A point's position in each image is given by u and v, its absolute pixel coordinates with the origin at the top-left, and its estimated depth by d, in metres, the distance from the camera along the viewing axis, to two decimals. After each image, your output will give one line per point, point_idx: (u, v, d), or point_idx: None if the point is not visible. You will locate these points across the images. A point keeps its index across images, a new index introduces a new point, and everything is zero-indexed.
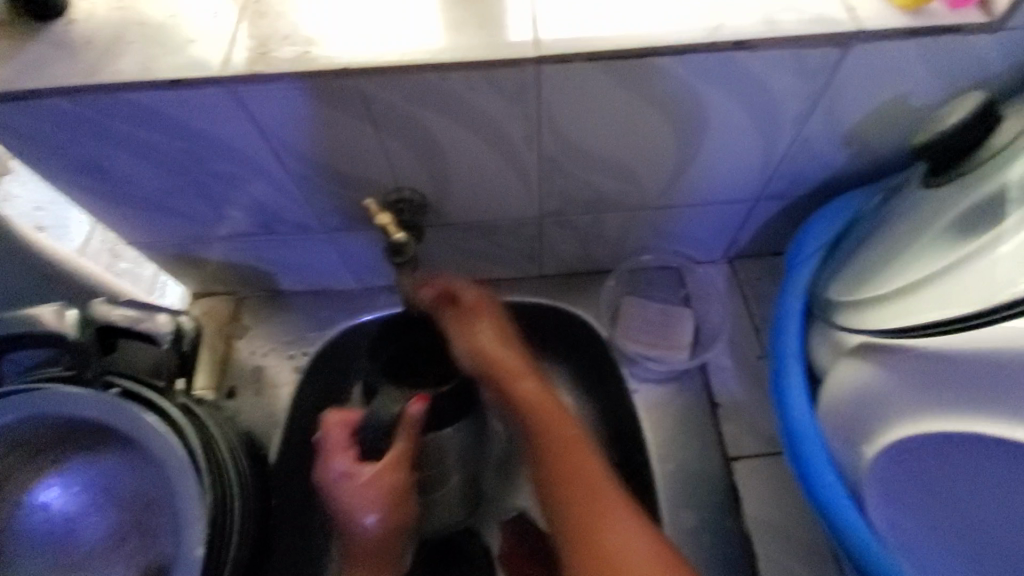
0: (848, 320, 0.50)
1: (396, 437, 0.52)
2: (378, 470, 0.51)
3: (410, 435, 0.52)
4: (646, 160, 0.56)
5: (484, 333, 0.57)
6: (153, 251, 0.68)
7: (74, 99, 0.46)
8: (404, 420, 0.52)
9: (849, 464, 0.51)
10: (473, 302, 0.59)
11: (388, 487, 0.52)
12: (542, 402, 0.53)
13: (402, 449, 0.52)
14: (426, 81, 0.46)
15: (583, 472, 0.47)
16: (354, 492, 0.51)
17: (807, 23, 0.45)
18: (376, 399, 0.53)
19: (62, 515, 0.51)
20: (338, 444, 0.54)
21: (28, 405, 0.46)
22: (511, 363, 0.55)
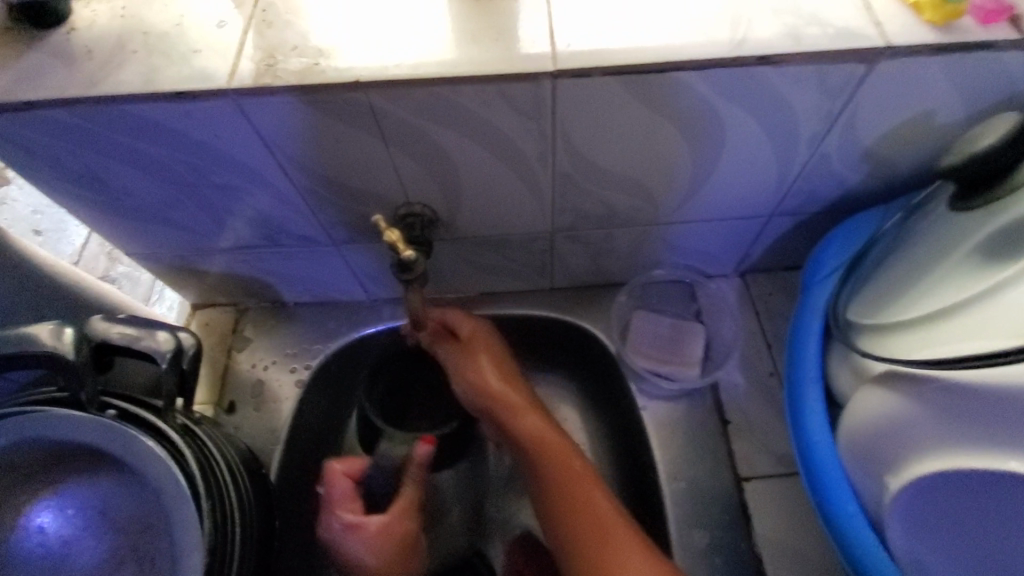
0: (873, 344, 0.49)
1: (405, 485, 0.54)
2: (392, 514, 0.53)
3: (418, 477, 0.54)
4: (662, 176, 0.55)
5: (486, 369, 0.59)
6: (153, 262, 0.66)
7: (72, 109, 0.44)
8: (412, 464, 0.53)
9: (869, 491, 0.50)
10: (467, 338, 0.60)
11: (402, 532, 0.53)
12: (542, 437, 0.56)
13: (411, 492, 0.54)
14: (438, 94, 0.44)
15: (586, 503, 0.52)
16: (370, 537, 0.52)
17: (833, 38, 0.43)
18: (382, 443, 0.55)
19: (56, 539, 0.50)
20: (346, 494, 0.54)
21: (25, 429, 0.45)
22: (508, 400, 0.58)
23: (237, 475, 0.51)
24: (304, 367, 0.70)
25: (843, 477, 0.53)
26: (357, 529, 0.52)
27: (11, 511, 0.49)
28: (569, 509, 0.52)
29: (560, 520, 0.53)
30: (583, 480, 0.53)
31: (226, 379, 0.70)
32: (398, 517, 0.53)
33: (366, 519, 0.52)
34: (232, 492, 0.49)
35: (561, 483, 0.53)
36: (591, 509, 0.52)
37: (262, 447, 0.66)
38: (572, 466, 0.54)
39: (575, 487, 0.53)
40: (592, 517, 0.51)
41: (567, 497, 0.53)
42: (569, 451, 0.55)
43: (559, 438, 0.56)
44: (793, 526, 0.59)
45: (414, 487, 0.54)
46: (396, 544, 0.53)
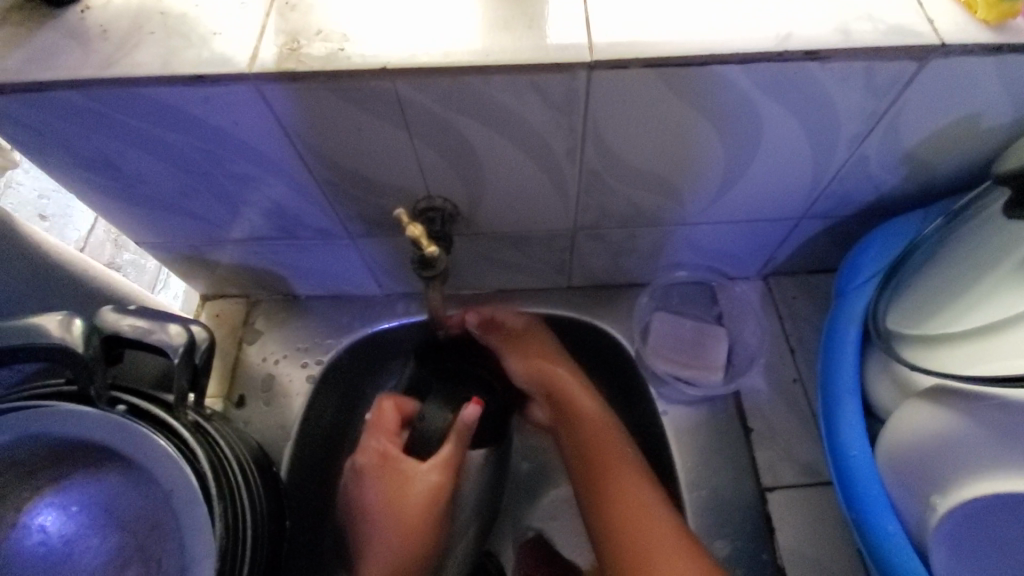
0: (931, 360, 0.48)
1: (445, 442, 0.56)
2: (431, 465, 0.56)
3: (460, 439, 0.55)
4: (693, 176, 0.53)
5: (539, 355, 0.63)
6: (164, 252, 0.64)
7: (86, 91, 0.43)
8: (456, 426, 0.55)
9: (913, 510, 0.49)
10: (523, 329, 0.65)
11: (433, 487, 0.56)
12: (596, 426, 0.60)
13: (450, 450, 0.55)
14: (468, 84, 0.42)
15: (620, 488, 0.56)
16: (407, 483, 0.56)
17: (885, 34, 0.41)
18: (425, 407, 0.56)
19: (59, 538, 0.48)
20: (387, 428, 0.58)
21: (32, 423, 0.43)
22: (564, 381, 0.63)
23: (252, 476, 0.49)
24: (316, 363, 0.69)
25: (881, 493, 0.51)
26: (391, 469, 0.57)
27: (13, 508, 0.47)
28: (603, 491, 0.57)
29: (595, 497, 0.57)
30: (625, 469, 0.57)
31: (236, 372, 0.68)
32: (432, 469, 0.56)
33: (406, 463, 0.57)
34: (246, 493, 0.47)
35: (602, 463, 0.58)
36: (627, 498, 0.55)
37: (272, 441, 0.64)
38: (620, 453, 0.58)
39: (615, 475, 0.57)
40: (631, 498, 0.55)
41: (603, 478, 0.57)
42: (619, 442, 0.59)
43: (613, 431, 0.60)
44: (817, 538, 0.58)
45: (455, 443, 0.55)
46: (422, 498, 0.56)
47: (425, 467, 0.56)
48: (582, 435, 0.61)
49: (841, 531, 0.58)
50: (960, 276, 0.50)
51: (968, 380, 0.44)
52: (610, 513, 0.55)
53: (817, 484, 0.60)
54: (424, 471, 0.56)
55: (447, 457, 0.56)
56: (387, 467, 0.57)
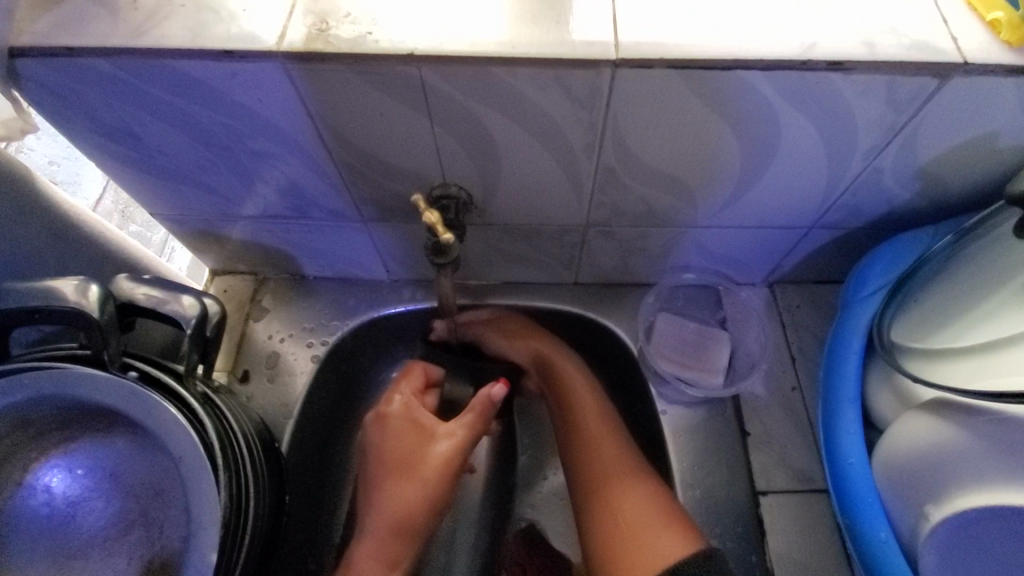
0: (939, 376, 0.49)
1: (467, 411, 0.59)
2: (451, 426, 0.59)
3: (482, 412, 0.59)
4: (708, 179, 0.53)
5: (520, 333, 0.67)
6: (177, 224, 0.65)
7: (115, 60, 0.43)
8: (483, 399, 0.59)
9: (910, 521, 0.50)
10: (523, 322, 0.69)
11: (448, 449, 0.58)
12: (584, 407, 0.62)
13: (471, 419, 0.59)
14: (493, 74, 0.43)
15: (603, 461, 0.58)
16: (423, 442, 0.58)
17: (908, 48, 0.42)
18: (449, 380, 0.65)
19: (63, 500, 0.49)
20: (412, 383, 0.63)
21: (45, 384, 0.44)
22: (556, 356, 0.65)
23: (257, 450, 0.50)
24: (322, 343, 0.69)
25: (876, 501, 0.52)
26: (410, 425, 0.59)
27: (20, 468, 0.48)
28: (586, 467, 0.59)
29: (578, 463, 0.60)
30: (610, 448, 0.59)
31: (242, 347, 0.69)
32: (451, 433, 0.58)
33: (426, 423, 0.59)
34: (251, 467, 0.48)
35: (586, 430, 0.61)
36: (609, 468, 0.57)
37: (275, 418, 0.65)
38: (604, 435, 0.60)
39: (597, 445, 0.59)
40: (611, 469, 0.57)
41: (586, 452, 0.59)
42: (610, 423, 0.61)
43: (597, 408, 0.62)
44: (808, 544, 0.58)
45: (476, 413, 0.59)
46: (440, 463, 0.57)
47: (447, 426, 0.59)
48: (569, 415, 0.63)
49: (830, 539, 0.59)
50: (970, 295, 0.51)
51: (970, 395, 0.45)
52: (596, 488, 0.57)
53: (810, 491, 0.61)
54: (442, 433, 0.58)
55: (467, 424, 0.59)
56: (407, 422, 0.59)
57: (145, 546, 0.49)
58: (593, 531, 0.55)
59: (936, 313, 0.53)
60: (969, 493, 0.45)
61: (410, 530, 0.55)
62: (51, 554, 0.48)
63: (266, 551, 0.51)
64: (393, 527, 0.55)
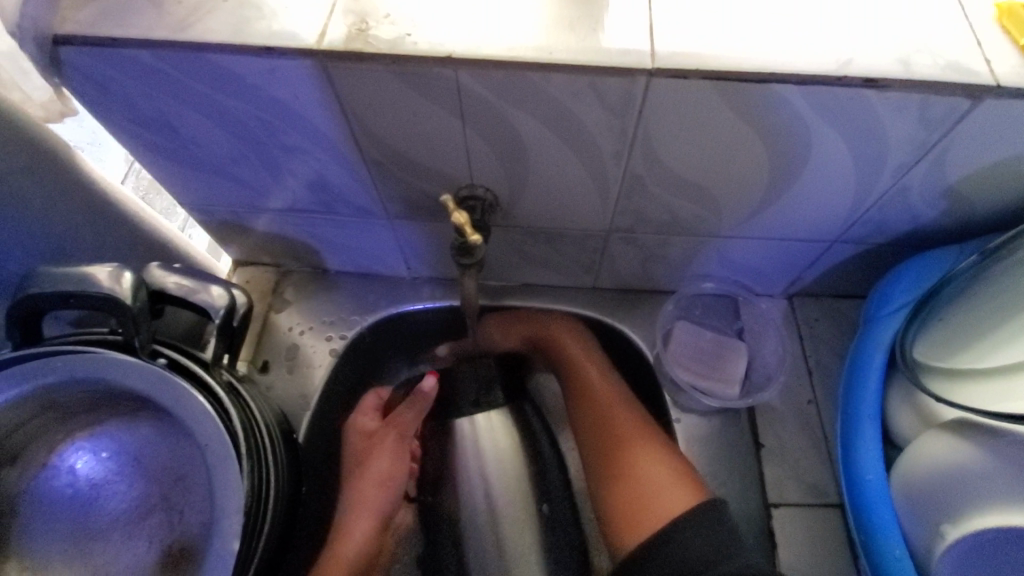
0: (960, 396, 0.49)
1: (407, 409, 0.69)
2: (393, 432, 0.68)
3: (419, 408, 0.69)
4: (733, 190, 0.53)
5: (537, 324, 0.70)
6: (204, 214, 0.65)
7: (157, 52, 0.44)
8: (417, 394, 0.69)
9: (926, 540, 0.50)
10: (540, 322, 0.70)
11: (391, 449, 0.68)
12: (610, 402, 0.63)
13: (405, 421, 0.69)
14: (530, 81, 0.43)
15: (625, 438, 0.60)
16: (371, 444, 0.68)
17: (943, 69, 0.42)
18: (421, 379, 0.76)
19: (87, 481, 0.50)
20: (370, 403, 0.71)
21: (78, 368, 0.44)
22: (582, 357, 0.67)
23: (278, 440, 0.51)
24: (340, 338, 0.70)
25: (893, 518, 0.52)
26: (366, 438, 0.68)
27: (46, 448, 0.49)
28: (609, 445, 0.60)
29: (602, 443, 0.61)
30: (637, 439, 0.59)
31: (262, 338, 0.69)
32: (392, 432, 0.68)
33: (379, 433, 0.68)
34: (272, 458, 0.49)
35: (607, 411, 0.63)
36: (632, 445, 0.59)
37: (293, 409, 0.66)
38: (631, 427, 0.60)
39: (620, 425, 0.61)
40: (634, 447, 0.58)
41: (608, 432, 0.61)
42: (637, 415, 0.62)
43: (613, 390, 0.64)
44: (819, 558, 0.59)
45: (416, 407, 0.69)
46: (391, 461, 0.67)
47: (388, 432, 0.68)
48: (596, 408, 0.64)
49: (842, 554, 0.59)
50: (996, 317, 0.51)
51: (991, 417, 0.45)
52: (618, 465, 0.58)
53: (823, 506, 0.61)
54: (390, 438, 0.68)
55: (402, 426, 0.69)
56: (365, 436, 0.68)
57: (164, 531, 0.50)
58: (618, 506, 0.56)
59: (959, 333, 0.53)
60: (985, 513, 0.45)
61: (364, 516, 0.65)
62: (73, 534, 0.49)
63: (282, 540, 0.51)
64: (355, 511, 0.65)
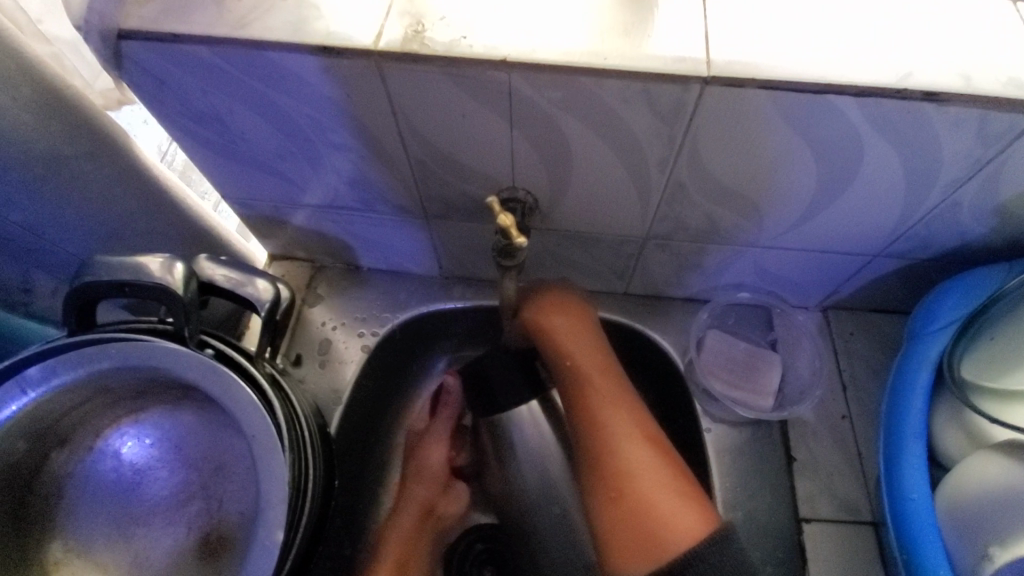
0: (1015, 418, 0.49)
1: (441, 408, 0.72)
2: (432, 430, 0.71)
3: (452, 406, 0.71)
4: (778, 200, 0.53)
5: (558, 320, 0.62)
6: (245, 208, 0.66)
7: (217, 49, 0.45)
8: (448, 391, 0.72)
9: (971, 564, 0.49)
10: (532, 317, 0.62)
11: (434, 447, 0.70)
12: (614, 414, 0.59)
13: (446, 418, 0.71)
14: (582, 85, 0.43)
15: (630, 456, 0.56)
16: (419, 441, 0.71)
17: (1005, 85, 0.41)
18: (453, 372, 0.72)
19: (130, 467, 0.51)
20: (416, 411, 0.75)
21: (132, 355, 0.45)
22: (579, 354, 0.61)
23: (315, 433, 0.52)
24: (372, 334, 0.71)
25: (938, 541, 0.51)
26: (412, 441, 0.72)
27: (93, 433, 0.50)
28: (610, 460, 0.57)
29: (600, 456, 0.58)
30: (641, 460, 0.56)
31: (296, 332, 0.70)
32: (433, 429, 0.71)
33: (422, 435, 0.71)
34: (311, 451, 0.49)
35: (609, 421, 0.58)
36: (636, 463, 0.56)
37: (324, 403, 0.67)
38: (633, 443, 0.57)
39: (624, 437, 0.58)
40: (638, 465, 0.56)
41: (611, 445, 0.57)
42: (642, 429, 0.58)
43: (616, 392, 0.60)
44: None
45: (452, 404, 0.71)
46: (432, 457, 0.69)
47: (434, 429, 0.71)
48: (592, 418, 0.59)
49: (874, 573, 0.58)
50: None
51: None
52: (621, 485, 0.56)
53: (855, 523, 0.60)
54: (431, 437, 0.71)
55: (446, 422, 0.71)
56: (412, 439, 0.72)
57: (204, 519, 0.51)
58: (617, 528, 0.54)
59: (1010, 354, 0.53)
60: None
61: (407, 512, 0.66)
62: (116, 518, 0.50)
63: (315, 533, 0.51)
64: (400, 511, 0.66)
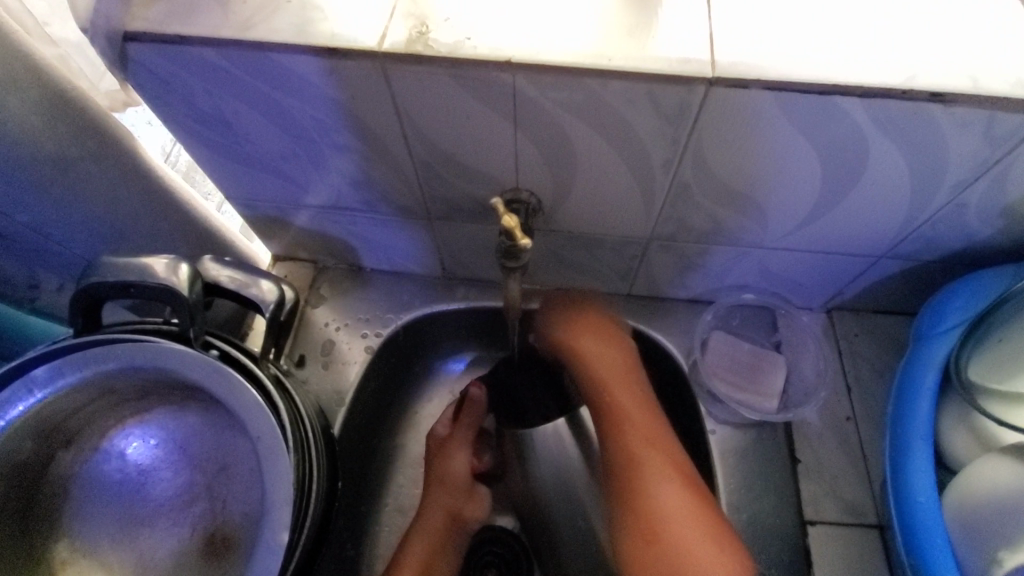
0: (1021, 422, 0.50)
1: (462, 414, 0.70)
2: (454, 436, 0.69)
3: (474, 412, 0.69)
4: (783, 201, 0.52)
5: (591, 344, 0.61)
6: (249, 210, 0.67)
7: (222, 50, 0.45)
8: (470, 399, 0.69)
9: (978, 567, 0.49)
10: (563, 337, 0.62)
11: (457, 453, 0.68)
12: (650, 448, 0.56)
13: (471, 422, 0.69)
14: (586, 86, 0.43)
15: (664, 495, 0.54)
16: (441, 448, 0.69)
17: (1013, 86, 0.41)
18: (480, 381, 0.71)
19: (135, 467, 0.51)
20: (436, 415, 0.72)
21: (137, 356, 0.45)
22: (614, 381, 0.59)
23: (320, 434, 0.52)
24: (376, 334, 0.71)
25: (945, 544, 0.51)
26: (434, 447, 0.70)
27: (99, 433, 0.50)
28: (643, 499, 0.54)
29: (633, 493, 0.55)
30: (676, 503, 0.53)
31: (299, 333, 0.70)
32: (455, 435, 0.69)
33: (443, 441, 0.69)
34: (316, 452, 0.49)
35: (644, 455, 0.56)
36: (670, 502, 0.54)
37: (327, 404, 0.67)
38: (664, 479, 0.55)
39: (659, 474, 0.55)
40: (673, 504, 0.53)
41: (645, 483, 0.55)
42: (676, 465, 0.56)
43: (650, 425, 0.58)
44: None
45: (475, 411, 0.69)
46: (455, 465, 0.68)
47: (457, 434, 0.69)
48: (626, 451, 0.56)
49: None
50: None
51: None
52: (654, 526, 0.53)
53: (860, 526, 0.60)
54: (453, 444, 0.69)
55: (471, 427, 0.70)
56: (433, 445, 0.70)
57: (208, 520, 0.51)
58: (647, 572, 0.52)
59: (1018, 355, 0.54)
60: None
61: (432, 522, 0.64)
62: (122, 518, 0.50)
63: (319, 534, 0.51)
64: (424, 521, 0.64)
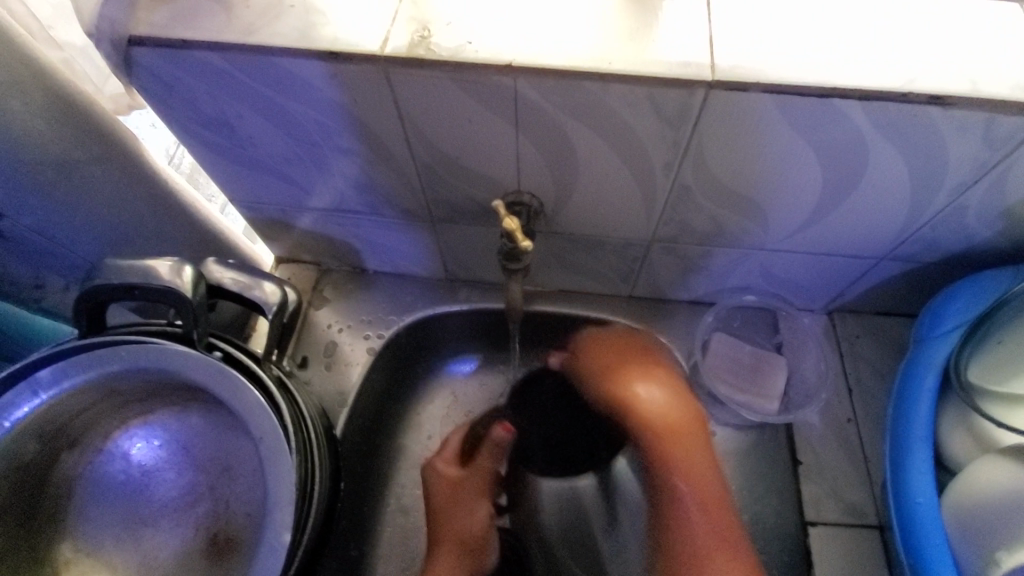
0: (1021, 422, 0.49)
1: (482, 458, 0.66)
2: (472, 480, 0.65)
3: (495, 455, 0.66)
4: (783, 203, 0.53)
5: (645, 393, 0.56)
6: (251, 212, 0.67)
7: (225, 54, 0.45)
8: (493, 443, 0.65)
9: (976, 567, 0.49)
10: (614, 385, 0.57)
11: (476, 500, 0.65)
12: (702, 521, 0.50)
13: (488, 464, 0.66)
14: (587, 90, 0.43)
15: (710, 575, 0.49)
16: (456, 496, 0.64)
17: (1011, 88, 0.41)
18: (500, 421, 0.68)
19: (139, 468, 0.51)
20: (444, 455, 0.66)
21: (141, 357, 0.46)
22: (669, 439, 0.53)
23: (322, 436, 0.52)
24: (378, 336, 0.71)
25: (944, 544, 0.51)
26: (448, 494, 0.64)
27: (103, 434, 0.50)
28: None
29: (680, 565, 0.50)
30: None
31: (301, 334, 0.71)
32: (473, 479, 0.65)
33: (462, 489, 0.64)
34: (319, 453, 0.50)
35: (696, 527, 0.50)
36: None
37: (330, 405, 0.67)
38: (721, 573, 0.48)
39: (711, 549, 0.49)
40: None
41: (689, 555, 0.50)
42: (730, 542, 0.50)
43: (710, 494, 0.51)
44: None
45: (495, 455, 0.66)
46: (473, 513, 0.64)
47: (473, 478, 0.65)
48: (673, 518, 0.51)
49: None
50: None
51: None
52: None
53: (860, 527, 0.60)
54: (472, 491, 0.65)
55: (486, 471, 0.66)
56: (447, 490, 0.64)
57: (211, 520, 0.51)
58: None
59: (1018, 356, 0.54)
60: None
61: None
62: (126, 518, 0.51)
63: (320, 535, 0.52)
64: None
